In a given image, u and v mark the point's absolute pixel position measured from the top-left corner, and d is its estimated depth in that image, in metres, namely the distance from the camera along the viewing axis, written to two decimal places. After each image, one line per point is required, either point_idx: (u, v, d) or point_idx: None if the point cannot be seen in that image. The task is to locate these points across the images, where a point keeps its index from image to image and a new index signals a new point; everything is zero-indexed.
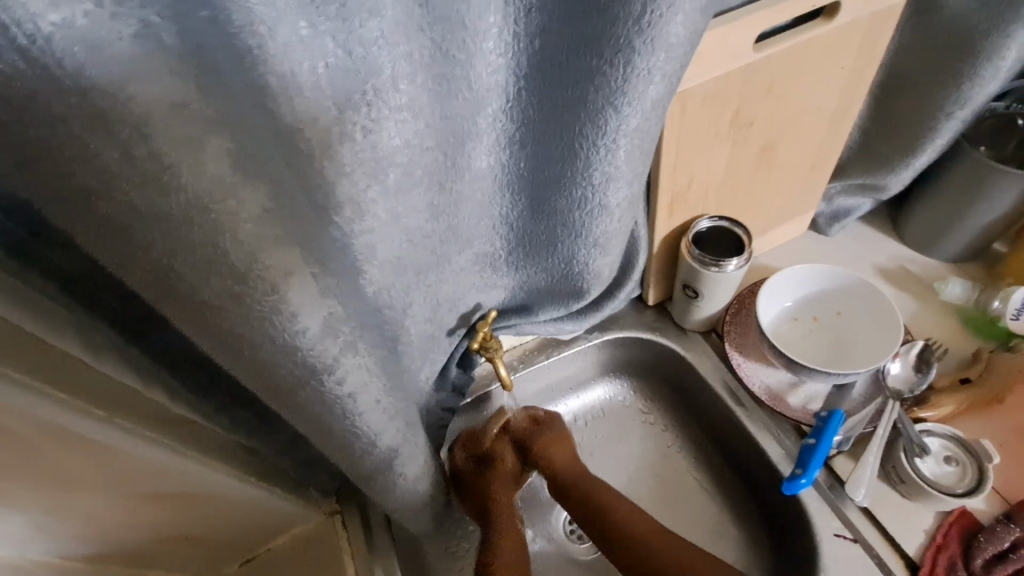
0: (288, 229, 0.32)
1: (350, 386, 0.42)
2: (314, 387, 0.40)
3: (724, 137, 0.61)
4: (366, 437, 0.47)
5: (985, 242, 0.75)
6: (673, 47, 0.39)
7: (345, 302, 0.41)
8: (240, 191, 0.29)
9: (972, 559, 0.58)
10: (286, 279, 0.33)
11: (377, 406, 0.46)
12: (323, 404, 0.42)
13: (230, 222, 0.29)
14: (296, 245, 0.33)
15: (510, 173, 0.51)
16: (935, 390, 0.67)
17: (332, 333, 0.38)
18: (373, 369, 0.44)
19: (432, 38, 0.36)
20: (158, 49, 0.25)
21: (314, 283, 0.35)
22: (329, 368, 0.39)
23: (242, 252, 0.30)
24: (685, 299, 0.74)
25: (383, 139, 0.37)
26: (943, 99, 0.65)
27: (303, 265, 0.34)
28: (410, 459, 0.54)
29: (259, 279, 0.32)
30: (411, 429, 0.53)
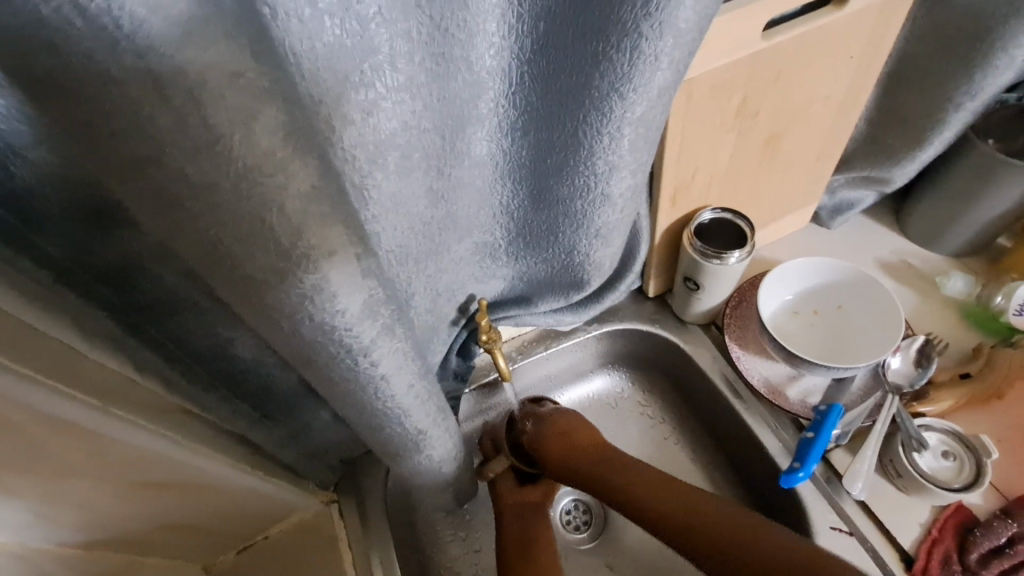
0: (337, 203, 0.31)
1: (384, 368, 0.39)
2: (348, 368, 0.38)
3: (730, 126, 0.60)
4: (397, 421, 0.45)
5: (991, 236, 0.75)
6: (681, 35, 0.38)
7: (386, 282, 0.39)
8: (289, 165, 0.27)
9: (967, 554, 0.59)
10: (329, 259, 0.31)
11: (409, 391, 0.43)
12: (355, 387, 0.40)
13: (278, 195, 0.28)
14: (341, 220, 0.31)
15: (512, 160, 0.50)
16: (935, 385, 0.67)
17: (370, 315, 0.36)
18: (409, 354, 0.42)
19: (431, 16, 0.34)
20: (215, 14, 0.23)
21: (359, 264, 0.33)
22: (365, 349, 0.37)
23: (287, 227, 0.29)
24: (685, 291, 0.74)
25: (381, 123, 0.36)
26: (954, 91, 0.64)
27: (351, 245, 0.32)
28: (440, 444, 0.51)
29: (303, 257, 0.30)
30: (441, 414, 0.50)
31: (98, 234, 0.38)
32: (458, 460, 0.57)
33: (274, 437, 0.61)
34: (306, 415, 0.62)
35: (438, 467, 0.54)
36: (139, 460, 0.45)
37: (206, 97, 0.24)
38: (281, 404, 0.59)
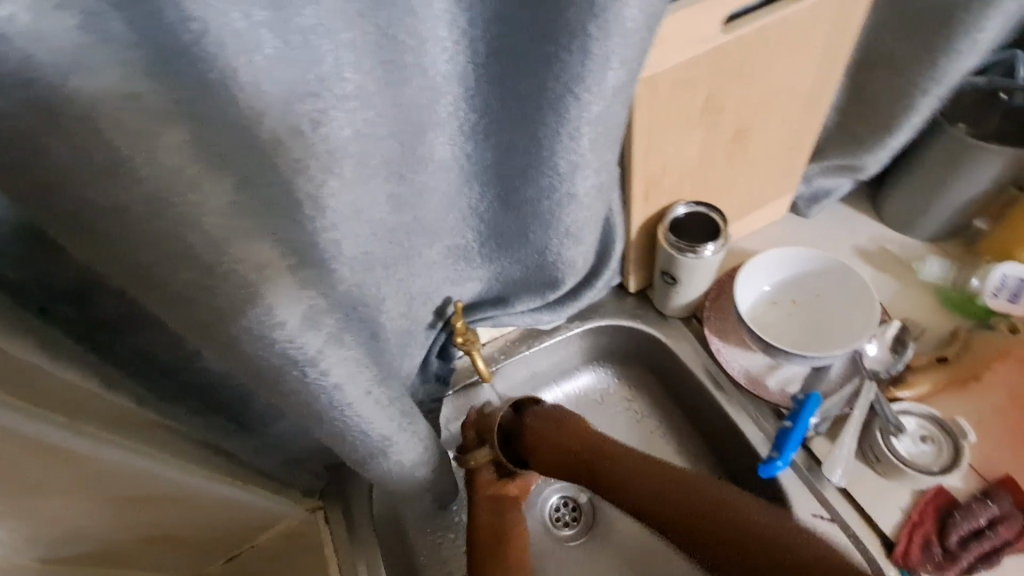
0: (257, 219, 0.34)
1: (336, 377, 0.41)
2: (297, 378, 0.40)
3: (698, 120, 0.61)
4: (358, 428, 0.46)
5: (966, 219, 0.75)
6: (629, 34, 0.38)
7: (331, 295, 0.41)
8: (202, 184, 0.31)
9: (947, 537, 0.59)
10: (259, 272, 0.34)
11: (366, 398, 0.45)
12: (308, 396, 0.41)
13: (193, 212, 0.31)
14: (264, 234, 0.34)
15: (477, 163, 0.50)
16: (912, 369, 0.68)
17: (313, 326, 0.38)
18: (363, 361, 0.43)
19: (376, 25, 0.34)
20: (105, 42, 0.27)
21: (293, 277, 0.36)
22: (312, 359, 0.39)
23: (203, 240, 0.32)
24: (663, 285, 0.74)
25: (333, 132, 0.36)
26: (920, 77, 0.64)
27: (279, 257, 0.35)
28: (408, 449, 0.52)
29: (227, 271, 0.33)
30: (407, 420, 0.51)
31: (53, 257, 0.39)
32: (433, 464, 0.57)
33: (247, 446, 0.61)
34: (278, 426, 0.61)
35: (410, 473, 0.55)
36: (110, 473, 0.45)
37: (114, 130, 0.28)
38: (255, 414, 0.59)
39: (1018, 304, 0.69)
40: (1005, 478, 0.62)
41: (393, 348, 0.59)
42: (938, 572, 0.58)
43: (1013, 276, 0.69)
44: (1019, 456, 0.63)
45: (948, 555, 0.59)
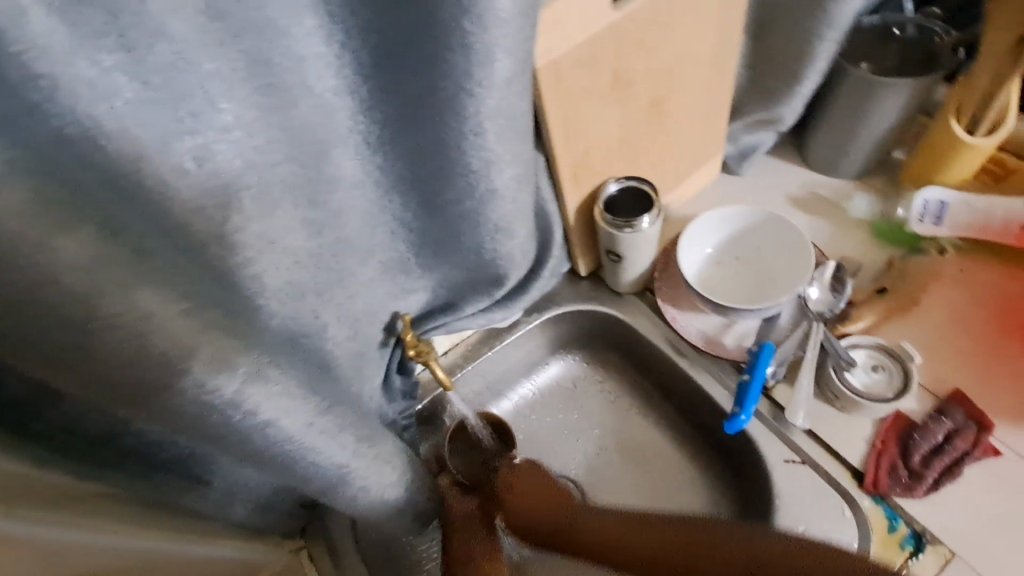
0: (131, 270, 0.34)
1: (266, 415, 0.42)
2: (222, 421, 0.40)
3: (610, 98, 0.61)
4: (309, 461, 0.46)
5: (883, 152, 0.78)
6: (504, 23, 0.38)
7: (249, 332, 0.42)
8: (54, 242, 0.30)
9: (911, 457, 0.62)
10: (144, 321, 0.34)
11: (309, 429, 0.45)
12: (245, 437, 0.42)
13: (49, 273, 0.31)
14: (146, 283, 0.35)
15: (391, 174, 0.50)
16: (856, 304, 0.70)
17: (224, 367, 0.38)
18: (296, 394, 0.44)
19: (243, 50, 0.34)
20: None
21: (191, 321, 0.37)
22: (232, 401, 0.39)
23: (66, 296, 0.32)
24: (610, 264, 0.75)
25: (221, 166, 0.36)
26: (814, 24, 0.66)
27: (167, 303, 0.35)
28: (373, 473, 0.53)
29: (98, 324, 0.33)
30: (365, 445, 0.51)
31: None
32: (405, 484, 0.58)
33: (208, 501, 0.58)
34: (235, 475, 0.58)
35: (381, 495, 0.55)
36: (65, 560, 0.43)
37: None
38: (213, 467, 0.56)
39: (942, 225, 0.72)
40: (954, 392, 0.64)
41: (345, 374, 0.58)
42: (906, 493, 0.60)
43: (934, 200, 0.72)
44: (965, 369, 0.66)
45: (913, 475, 0.61)
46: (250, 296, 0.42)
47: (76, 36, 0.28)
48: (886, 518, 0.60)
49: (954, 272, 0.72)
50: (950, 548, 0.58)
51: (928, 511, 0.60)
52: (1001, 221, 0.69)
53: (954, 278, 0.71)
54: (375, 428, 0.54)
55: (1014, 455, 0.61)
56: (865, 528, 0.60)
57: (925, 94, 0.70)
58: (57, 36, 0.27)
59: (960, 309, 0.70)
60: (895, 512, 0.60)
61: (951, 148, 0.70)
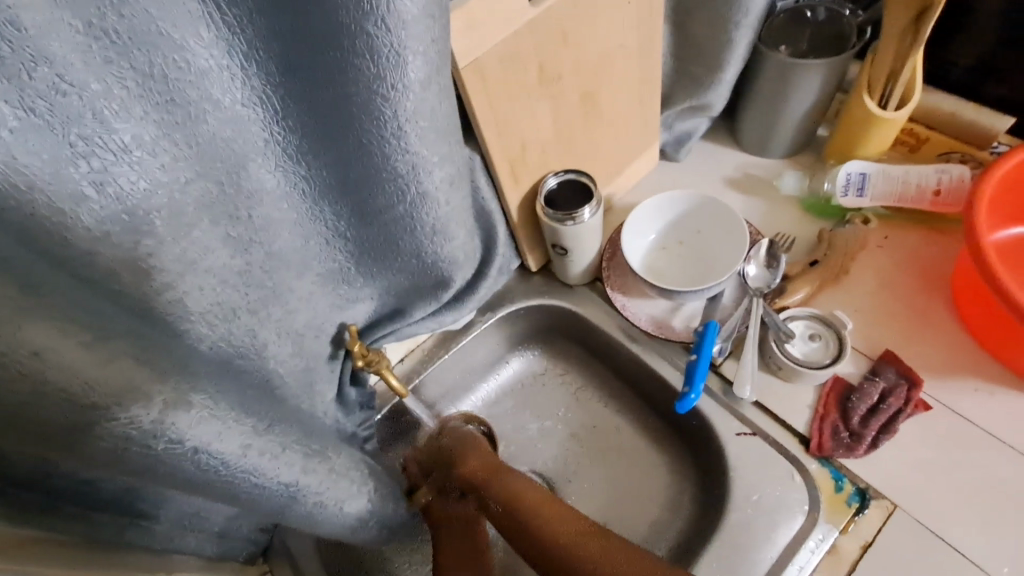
0: (24, 303, 0.34)
1: (196, 440, 0.40)
2: (144, 452, 0.39)
3: (538, 93, 0.62)
4: (251, 483, 0.45)
5: (808, 130, 0.82)
6: (412, 25, 0.38)
7: (168, 355, 0.41)
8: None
9: (850, 418, 0.65)
10: (38, 354, 0.34)
11: (246, 452, 0.44)
12: (174, 466, 0.41)
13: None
14: (39, 317, 0.34)
15: (317, 184, 0.49)
16: (791, 278, 0.73)
17: (137, 398, 0.38)
18: (227, 416, 0.43)
19: (135, 67, 0.32)
20: None
21: (95, 349, 0.36)
22: (152, 430, 0.38)
23: None
24: (557, 257, 0.75)
25: (126, 190, 0.34)
26: (729, 12, 0.69)
27: (60, 336, 0.35)
28: (326, 489, 0.52)
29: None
30: (314, 461, 0.50)
31: None
32: (367, 496, 0.57)
33: (155, 535, 0.56)
34: (183, 505, 0.56)
35: (339, 509, 0.54)
36: None
37: None
38: (158, 501, 0.54)
39: (864, 197, 0.75)
40: (886, 352, 0.68)
41: (292, 391, 0.57)
42: (849, 454, 0.63)
43: (856, 172, 0.75)
44: (895, 330, 0.70)
45: (854, 436, 0.64)
46: (174, 321, 0.41)
47: None
48: (833, 478, 0.63)
49: (878, 241, 0.76)
50: (892, 500, 0.61)
51: (870, 468, 0.63)
52: (917, 187, 0.73)
53: (879, 245, 0.76)
54: (324, 446, 0.53)
55: (943, 407, 0.65)
56: (814, 490, 0.62)
57: (842, 73, 0.74)
58: None
59: (887, 274, 0.74)
60: (840, 472, 0.63)
61: (866, 122, 0.74)
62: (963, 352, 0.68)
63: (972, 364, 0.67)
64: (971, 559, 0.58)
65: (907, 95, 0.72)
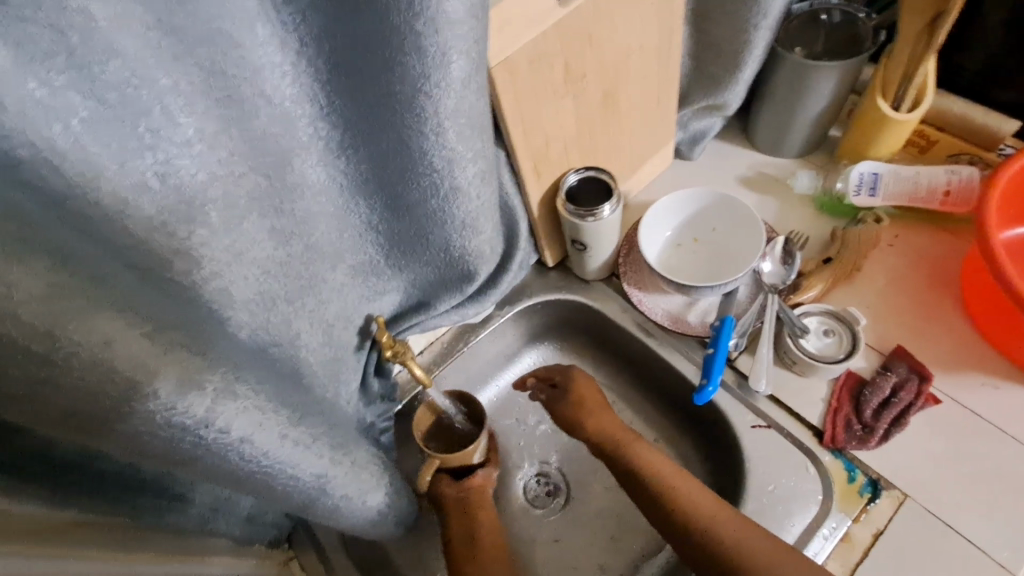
0: (94, 290, 0.34)
1: (238, 431, 0.41)
2: (194, 443, 0.40)
3: (563, 92, 0.63)
4: (296, 468, 0.47)
5: (822, 131, 0.83)
6: (458, 25, 0.39)
7: (217, 347, 0.41)
8: (9, 274, 0.30)
9: (863, 411, 0.66)
10: (105, 346, 0.34)
11: (284, 442, 0.45)
12: (234, 449, 0.42)
13: (4, 306, 0.30)
14: (106, 307, 0.34)
15: (354, 177, 0.51)
16: (806, 274, 0.75)
17: (193, 387, 0.38)
18: (265, 408, 0.44)
19: (199, 63, 0.34)
20: None
21: (156, 341, 0.36)
22: (204, 420, 0.39)
23: (35, 336, 0.31)
24: (576, 253, 0.77)
25: (185, 180, 0.36)
26: (750, 13, 0.70)
27: (127, 328, 0.35)
28: (350, 481, 0.53)
29: (69, 357, 0.33)
30: (339, 453, 0.52)
31: None
32: (384, 490, 0.58)
33: (191, 517, 0.58)
34: (219, 489, 0.58)
35: (362, 502, 0.56)
36: None
37: None
38: None
39: (876, 196, 0.77)
40: (896, 347, 0.70)
41: (323, 379, 0.59)
42: (861, 446, 0.65)
43: (868, 172, 0.76)
44: (905, 327, 0.72)
45: (866, 428, 0.66)
46: (216, 310, 0.43)
47: (23, 56, 0.27)
48: (845, 469, 0.65)
49: (889, 239, 0.78)
50: (902, 491, 0.63)
51: (881, 460, 0.65)
52: (927, 187, 0.75)
53: (890, 244, 0.77)
54: (347, 437, 0.55)
55: (952, 401, 0.67)
56: (827, 480, 0.64)
57: (856, 74, 0.75)
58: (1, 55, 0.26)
59: (898, 272, 0.75)
60: (852, 463, 0.65)
61: (881, 123, 0.75)
62: (971, 347, 0.69)
63: (979, 360, 0.69)
64: (978, 547, 0.60)
65: (919, 99, 0.74)
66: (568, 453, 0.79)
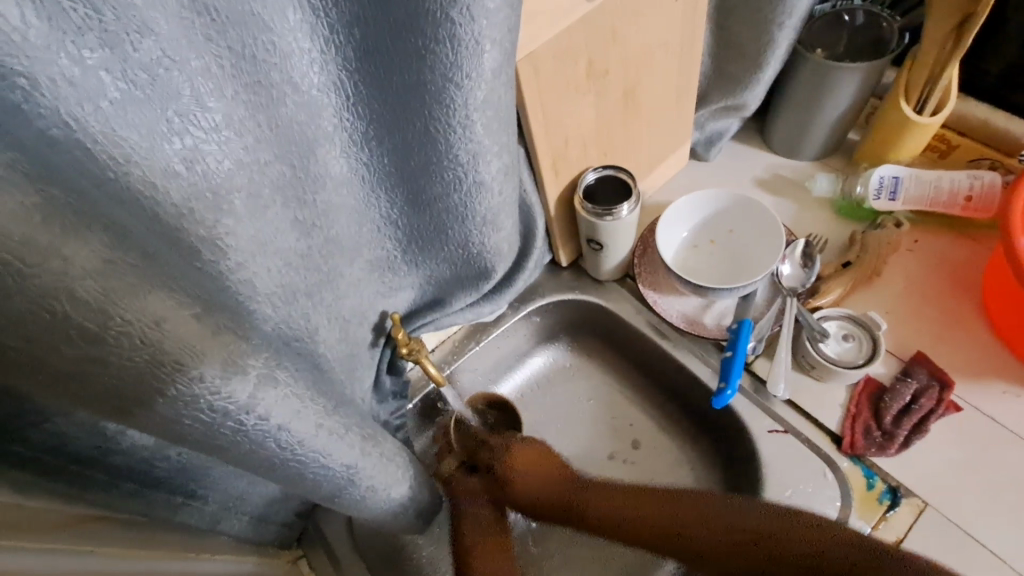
0: (142, 272, 0.34)
1: (278, 418, 0.41)
2: (236, 429, 0.39)
3: (585, 88, 0.62)
4: (319, 464, 0.46)
5: (840, 134, 0.82)
6: (493, 14, 0.38)
7: (255, 333, 0.41)
8: (65, 248, 0.30)
9: (883, 418, 0.66)
10: (156, 325, 0.34)
11: (319, 431, 0.45)
12: (257, 444, 0.41)
13: (60, 279, 0.30)
14: (157, 286, 0.34)
15: (376, 170, 0.50)
16: (824, 278, 0.74)
17: (237, 371, 0.37)
18: (305, 396, 0.43)
19: (230, 46, 0.33)
20: None
21: (203, 323, 0.36)
22: (246, 406, 0.39)
23: (87, 311, 0.32)
24: (592, 252, 0.76)
25: (212, 167, 0.35)
26: (774, 12, 0.69)
27: (177, 308, 0.35)
28: (379, 472, 0.52)
29: (120, 333, 0.33)
30: (370, 444, 0.51)
31: None
32: (409, 481, 0.57)
33: (204, 516, 0.57)
34: (231, 486, 0.57)
35: (387, 493, 0.55)
36: None
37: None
38: (207, 482, 0.54)
39: (897, 201, 0.76)
40: (917, 354, 0.69)
41: (339, 375, 0.58)
42: (881, 453, 0.64)
43: (888, 176, 0.76)
44: (925, 333, 0.71)
45: (886, 435, 0.65)
46: (243, 300, 0.42)
47: (56, 32, 0.26)
48: (864, 476, 0.64)
49: (909, 244, 0.77)
50: (922, 499, 0.62)
51: (901, 467, 0.64)
52: (948, 192, 0.74)
53: (910, 249, 0.77)
54: (375, 428, 0.54)
55: (973, 409, 0.66)
56: (846, 487, 0.63)
57: (878, 77, 0.74)
58: (34, 29, 0.25)
59: (918, 278, 0.75)
60: (871, 470, 0.64)
61: (903, 127, 0.74)
62: (992, 355, 0.69)
63: (1000, 367, 0.68)
64: (1001, 557, 0.59)
65: (941, 103, 0.73)
66: (580, 455, 0.78)
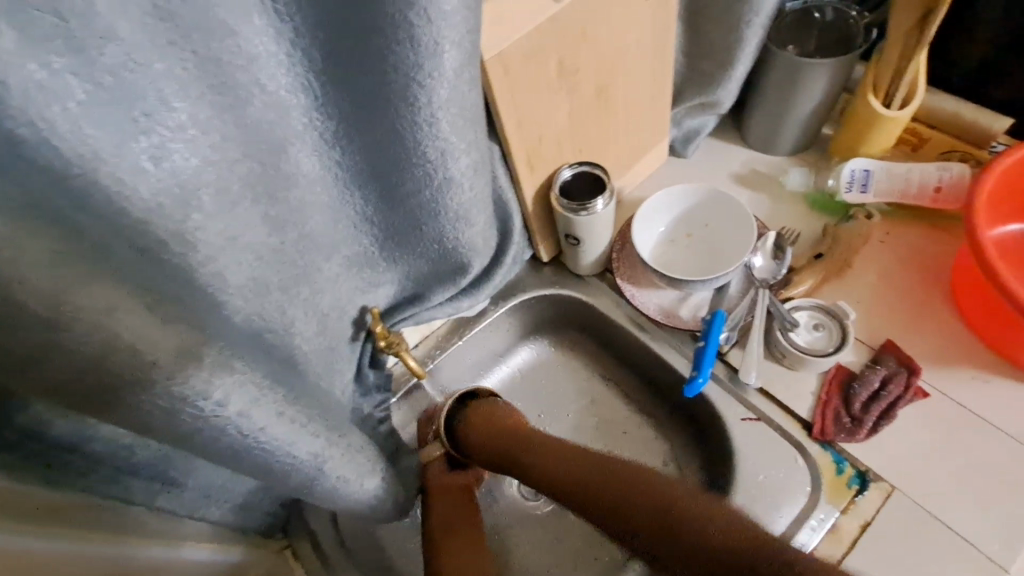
0: (89, 264, 0.35)
1: (235, 406, 0.42)
2: (190, 417, 0.41)
3: (556, 88, 0.64)
4: (285, 452, 0.48)
5: (814, 128, 0.84)
6: (449, 15, 0.40)
7: (210, 329, 0.43)
8: (18, 239, 0.32)
9: (852, 404, 0.67)
10: (107, 313, 0.35)
11: (280, 419, 0.46)
12: (215, 431, 0.42)
13: (12, 269, 0.32)
14: (103, 279, 0.36)
15: (348, 167, 0.51)
16: (797, 269, 0.75)
17: (192, 358, 0.39)
18: (262, 385, 0.45)
19: (195, 50, 0.35)
20: None
21: (152, 312, 0.38)
22: (202, 392, 0.40)
23: (40, 298, 0.33)
24: (570, 248, 0.77)
25: (179, 164, 0.37)
26: (742, 10, 0.71)
27: (124, 296, 0.37)
28: (344, 464, 0.54)
29: (71, 320, 0.34)
30: (335, 435, 0.53)
31: None
32: (379, 475, 0.59)
33: (187, 503, 0.59)
34: (213, 475, 0.59)
35: (359, 485, 0.56)
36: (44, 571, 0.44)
37: None
38: (190, 470, 0.56)
39: (868, 193, 0.78)
40: (886, 341, 0.71)
41: (317, 367, 0.60)
42: (850, 438, 0.66)
43: (860, 169, 0.77)
44: (894, 321, 0.73)
45: (855, 420, 0.67)
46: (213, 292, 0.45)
47: (26, 40, 0.27)
48: (833, 461, 0.66)
49: (880, 236, 0.79)
50: (889, 483, 0.64)
51: (868, 452, 0.66)
52: (918, 184, 0.76)
53: (881, 240, 0.78)
54: (341, 423, 0.56)
55: (940, 395, 0.68)
56: (815, 473, 0.65)
57: (848, 72, 0.76)
58: (6, 37, 0.27)
59: (888, 269, 0.76)
60: (841, 455, 0.66)
61: (872, 122, 0.76)
62: (957, 342, 0.70)
63: (966, 353, 0.70)
64: (964, 537, 0.60)
65: (910, 97, 0.75)
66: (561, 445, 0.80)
